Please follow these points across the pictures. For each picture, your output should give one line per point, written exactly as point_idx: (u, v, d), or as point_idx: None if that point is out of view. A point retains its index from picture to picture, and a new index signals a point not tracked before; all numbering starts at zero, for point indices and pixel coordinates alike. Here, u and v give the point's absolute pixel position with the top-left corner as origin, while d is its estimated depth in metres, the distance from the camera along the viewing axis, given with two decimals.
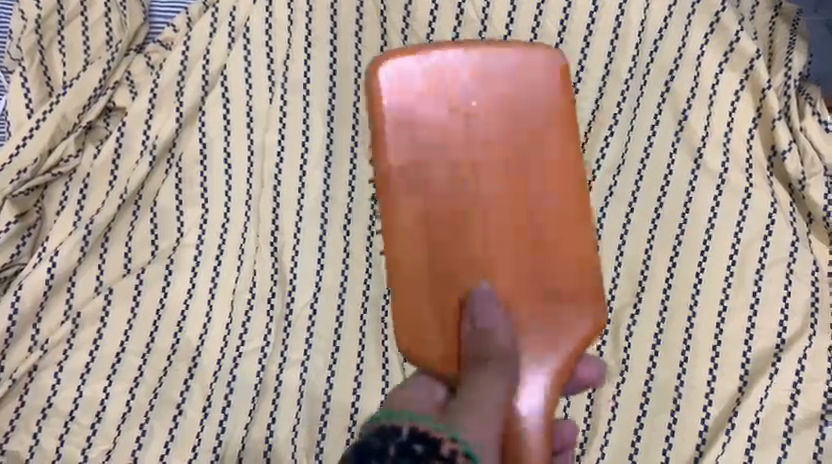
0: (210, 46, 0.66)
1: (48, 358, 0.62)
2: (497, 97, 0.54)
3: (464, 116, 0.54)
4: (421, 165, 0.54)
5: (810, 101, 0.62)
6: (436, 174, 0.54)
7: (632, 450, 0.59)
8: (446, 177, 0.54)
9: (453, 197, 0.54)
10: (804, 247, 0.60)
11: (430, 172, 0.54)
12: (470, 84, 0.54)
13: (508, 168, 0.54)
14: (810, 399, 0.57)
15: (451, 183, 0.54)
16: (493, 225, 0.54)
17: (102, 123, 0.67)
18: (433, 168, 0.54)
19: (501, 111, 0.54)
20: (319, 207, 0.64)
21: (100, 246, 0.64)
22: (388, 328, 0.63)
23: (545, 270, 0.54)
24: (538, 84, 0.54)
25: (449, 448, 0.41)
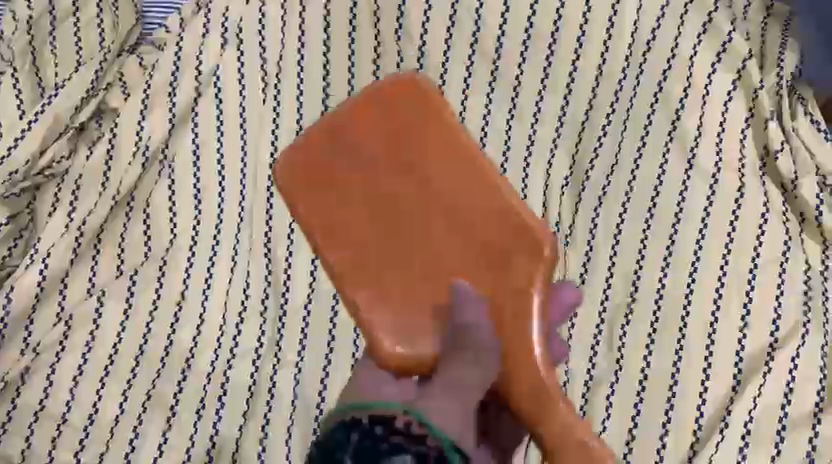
0: (203, 47, 0.66)
1: (39, 361, 0.61)
2: (363, 125, 0.46)
3: (340, 163, 0.46)
4: (326, 227, 0.45)
5: (802, 101, 0.63)
6: (361, 221, 0.45)
7: (625, 449, 0.59)
8: (354, 230, 0.45)
9: (362, 231, 0.45)
10: (796, 247, 0.60)
11: (333, 237, 0.45)
12: (332, 132, 0.46)
13: (405, 177, 0.44)
14: (802, 398, 0.57)
15: (357, 230, 0.45)
16: (423, 241, 0.44)
17: (94, 124, 0.67)
18: (336, 234, 0.45)
19: (375, 131, 0.45)
20: None
21: (93, 248, 0.63)
22: None
23: (481, 243, 0.43)
24: (390, 92, 0.46)
25: (405, 421, 0.36)
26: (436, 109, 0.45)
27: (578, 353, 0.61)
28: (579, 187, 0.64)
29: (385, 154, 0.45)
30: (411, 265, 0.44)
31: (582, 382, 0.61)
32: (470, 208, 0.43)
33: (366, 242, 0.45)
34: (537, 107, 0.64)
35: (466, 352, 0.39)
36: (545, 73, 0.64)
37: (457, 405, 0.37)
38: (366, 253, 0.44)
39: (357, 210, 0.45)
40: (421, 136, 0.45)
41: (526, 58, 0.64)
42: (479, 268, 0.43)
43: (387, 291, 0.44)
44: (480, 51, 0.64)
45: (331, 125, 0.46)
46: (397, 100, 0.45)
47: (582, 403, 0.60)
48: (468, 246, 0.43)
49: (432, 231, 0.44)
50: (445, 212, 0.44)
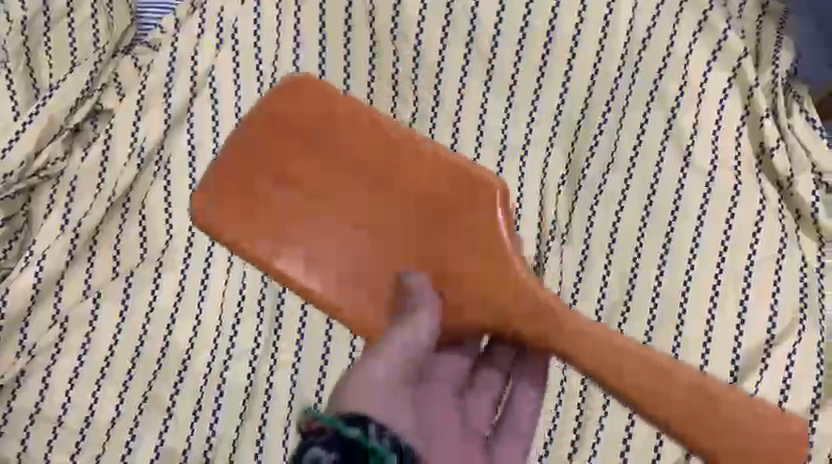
0: (198, 47, 0.66)
1: (35, 363, 0.61)
2: (279, 147, 0.52)
3: (275, 186, 0.52)
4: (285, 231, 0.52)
5: (798, 99, 0.63)
6: (311, 214, 0.51)
7: (623, 446, 0.58)
8: (309, 239, 0.51)
9: (314, 231, 0.51)
10: (793, 244, 0.60)
11: (291, 250, 0.51)
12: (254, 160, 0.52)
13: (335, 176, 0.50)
14: (798, 396, 0.58)
15: (309, 236, 0.51)
16: (369, 216, 0.50)
17: (90, 125, 0.67)
18: (291, 248, 0.51)
19: (293, 146, 0.51)
20: None
21: (89, 250, 0.63)
22: None
23: (420, 207, 0.48)
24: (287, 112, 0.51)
25: (309, 425, 0.39)
26: (340, 103, 0.50)
27: None
28: (576, 186, 0.63)
29: (311, 163, 0.51)
30: (362, 247, 0.50)
31: (578, 380, 0.59)
32: (396, 179, 0.49)
33: (320, 241, 0.51)
34: (533, 106, 0.64)
35: (417, 316, 0.46)
36: (541, 72, 0.64)
37: (369, 380, 0.42)
38: (322, 253, 0.51)
39: (302, 219, 0.51)
40: (332, 139, 0.50)
41: (522, 57, 0.64)
42: (416, 230, 0.48)
43: (347, 276, 0.50)
44: (475, 51, 0.64)
45: (252, 154, 0.52)
46: (294, 114, 0.51)
47: (579, 400, 0.59)
48: (402, 212, 0.49)
49: (370, 212, 0.50)
50: (373, 193, 0.49)
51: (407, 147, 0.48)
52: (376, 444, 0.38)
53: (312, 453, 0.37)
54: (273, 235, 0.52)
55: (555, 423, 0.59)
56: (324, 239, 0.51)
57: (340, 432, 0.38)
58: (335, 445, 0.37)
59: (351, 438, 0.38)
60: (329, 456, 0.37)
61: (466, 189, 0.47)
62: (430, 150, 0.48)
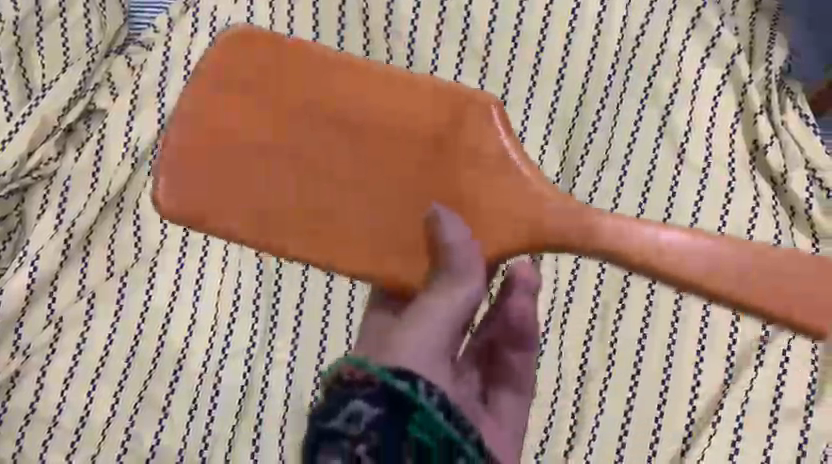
0: (192, 46, 0.66)
1: (30, 364, 0.60)
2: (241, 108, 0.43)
3: (254, 159, 0.42)
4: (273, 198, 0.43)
5: (792, 96, 0.63)
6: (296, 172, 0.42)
7: (619, 443, 0.58)
8: (315, 203, 0.43)
9: (315, 194, 0.42)
10: (786, 240, 0.60)
11: (299, 224, 0.43)
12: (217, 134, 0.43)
13: (317, 123, 0.42)
14: (795, 392, 0.57)
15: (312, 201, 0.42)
16: (367, 164, 0.42)
17: (83, 125, 0.67)
18: (295, 227, 0.43)
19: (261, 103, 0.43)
20: None
21: (82, 251, 0.63)
22: None
23: (421, 141, 0.43)
24: (230, 69, 0.43)
25: (350, 374, 0.37)
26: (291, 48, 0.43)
27: (571, 352, 0.59)
28: (570, 183, 0.63)
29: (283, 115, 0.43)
30: (374, 203, 0.42)
31: (574, 377, 0.59)
32: (382, 114, 0.42)
33: (322, 204, 0.42)
34: (527, 104, 0.63)
35: (441, 277, 0.41)
36: (536, 68, 0.63)
37: (412, 332, 0.40)
38: (332, 223, 0.43)
39: (283, 194, 0.42)
40: (297, 81, 0.43)
41: (517, 55, 0.63)
42: (427, 167, 0.43)
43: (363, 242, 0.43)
44: (469, 50, 0.64)
45: (214, 130, 0.43)
46: (239, 74, 0.43)
47: (576, 397, 0.58)
48: (414, 145, 0.42)
49: (370, 156, 0.42)
50: (356, 137, 0.42)
51: (358, 71, 0.42)
52: (424, 401, 0.37)
53: (354, 406, 0.36)
54: (273, 214, 0.43)
55: (550, 420, 0.59)
56: (328, 197, 0.42)
57: (388, 385, 0.36)
58: (381, 400, 0.36)
59: (399, 391, 0.36)
60: (372, 411, 0.36)
61: (459, 111, 0.43)
62: (402, 78, 0.43)
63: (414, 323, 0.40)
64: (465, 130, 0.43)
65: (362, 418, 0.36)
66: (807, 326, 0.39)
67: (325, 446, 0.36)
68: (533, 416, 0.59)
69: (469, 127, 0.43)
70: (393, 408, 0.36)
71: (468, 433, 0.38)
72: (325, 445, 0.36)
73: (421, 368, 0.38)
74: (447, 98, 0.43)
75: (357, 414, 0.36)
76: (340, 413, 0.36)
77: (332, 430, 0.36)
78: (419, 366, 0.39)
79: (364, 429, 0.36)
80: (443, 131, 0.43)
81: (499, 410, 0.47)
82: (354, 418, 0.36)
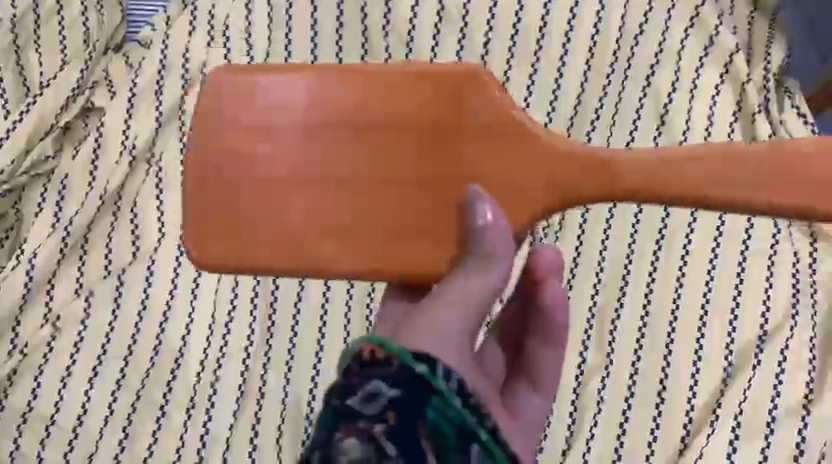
0: (189, 44, 0.66)
1: (27, 362, 0.60)
2: (228, 145, 0.39)
3: (254, 185, 0.38)
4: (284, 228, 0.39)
5: (789, 95, 0.63)
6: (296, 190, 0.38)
7: (617, 442, 0.57)
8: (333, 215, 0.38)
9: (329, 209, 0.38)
10: (786, 239, 0.59)
11: (322, 243, 0.38)
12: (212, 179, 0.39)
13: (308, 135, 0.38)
14: (793, 388, 0.56)
15: (327, 215, 0.38)
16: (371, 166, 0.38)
17: (81, 123, 0.66)
18: (320, 246, 0.39)
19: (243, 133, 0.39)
20: None
21: (80, 249, 0.63)
22: (372, 314, 0.61)
23: (423, 132, 0.38)
24: (201, 116, 0.39)
25: (370, 352, 0.33)
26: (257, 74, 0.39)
27: (569, 353, 0.59)
28: None
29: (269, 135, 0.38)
30: (391, 208, 0.38)
31: (572, 376, 0.58)
32: (372, 108, 0.38)
33: (338, 215, 0.38)
34: (526, 101, 0.63)
35: (466, 263, 0.36)
36: (535, 67, 0.63)
37: (437, 320, 0.35)
38: (354, 235, 0.38)
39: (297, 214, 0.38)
40: (269, 95, 0.39)
41: (515, 53, 0.63)
42: (432, 163, 0.38)
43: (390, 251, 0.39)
44: (467, 49, 0.63)
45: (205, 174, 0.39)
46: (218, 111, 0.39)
47: (574, 396, 0.58)
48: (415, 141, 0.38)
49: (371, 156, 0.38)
50: (357, 133, 0.38)
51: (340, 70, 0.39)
52: (446, 389, 0.33)
53: (373, 385, 0.32)
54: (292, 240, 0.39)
55: (549, 420, 0.58)
56: (343, 209, 0.38)
57: (409, 368, 0.33)
58: (403, 381, 0.32)
59: (419, 374, 0.33)
60: (390, 392, 0.32)
61: (451, 95, 0.38)
62: (385, 66, 0.38)
63: (439, 318, 0.35)
64: (465, 114, 0.38)
65: (381, 398, 0.32)
66: (819, 211, 0.35)
67: (337, 429, 0.32)
68: None
69: (468, 114, 0.38)
70: (416, 391, 0.32)
71: (493, 428, 0.34)
72: (338, 428, 0.32)
73: (446, 358, 0.34)
74: (434, 83, 0.38)
75: (377, 393, 0.32)
76: (357, 392, 0.33)
77: (347, 411, 0.32)
78: (443, 356, 0.34)
79: (382, 412, 0.32)
80: (443, 117, 0.38)
81: (517, 410, 0.43)
82: (373, 399, 0.32)
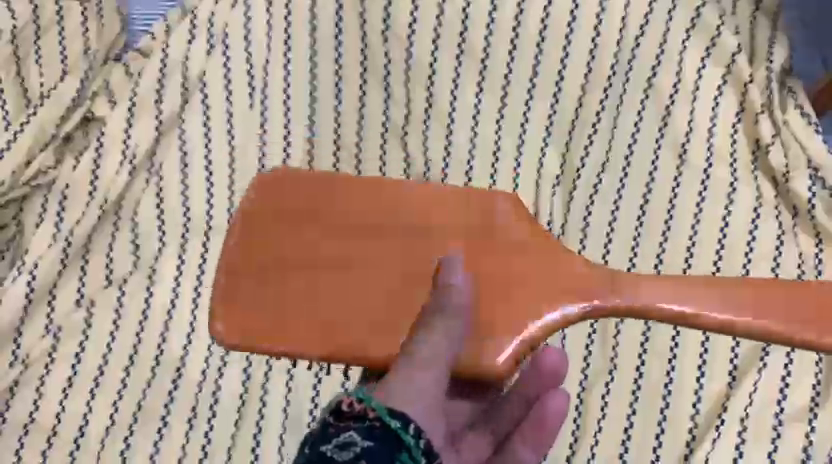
0: (189, 54, 0.66)
1: (29, 373, 0.60)
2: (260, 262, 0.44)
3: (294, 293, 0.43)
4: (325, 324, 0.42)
5: (793, 95, 0.62)
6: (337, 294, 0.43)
7: (621, 449, 0.56)
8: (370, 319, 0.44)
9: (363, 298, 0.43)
10: (789, 242, 0.58)
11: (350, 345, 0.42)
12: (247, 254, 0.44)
13: (354, 228, 0.44)
14: (799, 393, 0.55)
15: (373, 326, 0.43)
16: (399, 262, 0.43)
17: (80, 135, 0.66)
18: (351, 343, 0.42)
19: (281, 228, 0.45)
20: None
21: (81, 259, 0.63)
22: None
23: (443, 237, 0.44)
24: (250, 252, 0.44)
25: (348, 403, 0.33)
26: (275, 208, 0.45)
27: (571, 361, 0.58)
28: (570, 185, 0.62)
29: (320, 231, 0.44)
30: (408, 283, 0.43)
31: (576, 382, 0.57)
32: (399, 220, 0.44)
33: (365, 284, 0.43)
34: (526, 107, 0.63)
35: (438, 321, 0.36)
36: (535, 71, 0.62)
37: (413, 377, 0.35)
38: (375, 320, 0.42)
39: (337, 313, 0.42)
40: (292, 216, 0.45)
41: (514, 57, 0.62)
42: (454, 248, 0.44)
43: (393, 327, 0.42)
44: (468, 53, 0.63)
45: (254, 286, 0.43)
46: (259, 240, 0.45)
47: (577, 402, 0.57)
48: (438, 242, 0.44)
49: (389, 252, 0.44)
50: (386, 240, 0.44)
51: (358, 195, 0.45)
52: (416, 446, 0.32)
53: (347, 435, 0.32)
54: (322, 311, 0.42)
55: None
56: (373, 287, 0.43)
57: (384, 422, 0.32)
58: (378, 433, 0.32)
59: (393, 431, 0.32)
60: (364, 444, 0.32)
61: (475, 207, 0.45)
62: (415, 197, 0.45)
63: (410, 365, 0.35)
64: (478, 216, 0.45)
65: (355, 447, 0.32)
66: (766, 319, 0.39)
67: None
68: None
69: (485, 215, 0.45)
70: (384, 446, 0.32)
71: None
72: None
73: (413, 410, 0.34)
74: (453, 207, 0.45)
75: (349, 441, 0.32)
76: (332, 440, 0.32)
77: (320, 457, 0.32)
78: (412, 409, 0.34)
79: (353, 461, 0.31)
80: (474, 226, 0.45)
81: None
82: (347, 447, 0.32)
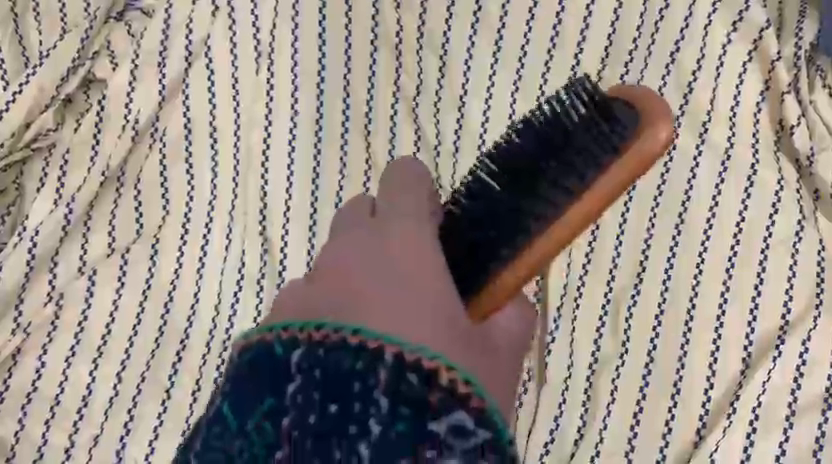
0: (193, 15, 0.64)
1: (31, 341, 0.58)
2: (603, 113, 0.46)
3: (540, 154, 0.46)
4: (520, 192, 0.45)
5: (821, 73, 0.60)
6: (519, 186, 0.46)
7: (631, 433, 0.54)
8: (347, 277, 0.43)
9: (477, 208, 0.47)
10: (810, 227, 0.57)
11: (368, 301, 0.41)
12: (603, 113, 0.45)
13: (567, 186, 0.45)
14: (812, 383, 0.53)
15: (330, 269, 0.45)
16: None
17: (82, 96, 0.64)
18: (398, 315, 0.41)
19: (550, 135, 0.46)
20: (310, 171, 0.61)
21: (82, 226, 0.61)
22: None
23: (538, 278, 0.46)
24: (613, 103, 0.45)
25: (449, 377, 0.39)
26: None
27: (583, 341, 0.56)
28: None
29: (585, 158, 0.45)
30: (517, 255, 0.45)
31: (586, 365, 0.56)
32: None
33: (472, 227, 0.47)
34: (543, 79, 0.61)
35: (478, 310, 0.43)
36: (552, 42, 0.61)
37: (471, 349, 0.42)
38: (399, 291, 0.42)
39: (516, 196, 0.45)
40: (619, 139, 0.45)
41: (532, 26, 0.61)
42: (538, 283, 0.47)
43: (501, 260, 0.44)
44: (484, 21, 0.62)
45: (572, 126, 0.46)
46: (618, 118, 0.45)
47: (586, 384, 0.56)
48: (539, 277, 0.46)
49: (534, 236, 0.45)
50: None
51: None
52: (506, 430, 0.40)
53: (457, 416, 0.39)
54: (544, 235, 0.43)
55: (561, 408, 0.56)
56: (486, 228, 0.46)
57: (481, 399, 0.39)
58: (483, 418, 0.39)
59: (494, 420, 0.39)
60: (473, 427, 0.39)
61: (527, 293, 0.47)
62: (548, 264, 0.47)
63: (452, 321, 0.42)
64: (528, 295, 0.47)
65: (467, 430, 0.39)
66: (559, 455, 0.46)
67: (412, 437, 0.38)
68: (543, 402, 0.56)
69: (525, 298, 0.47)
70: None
71: None
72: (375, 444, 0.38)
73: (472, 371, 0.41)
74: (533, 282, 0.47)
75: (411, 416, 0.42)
76: (440, 419, 0.38)
77: (425, 428, 0.38)
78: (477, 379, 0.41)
79: (465, 439, 0.39)
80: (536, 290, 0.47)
81: None
82: (456, 426, 0.39)
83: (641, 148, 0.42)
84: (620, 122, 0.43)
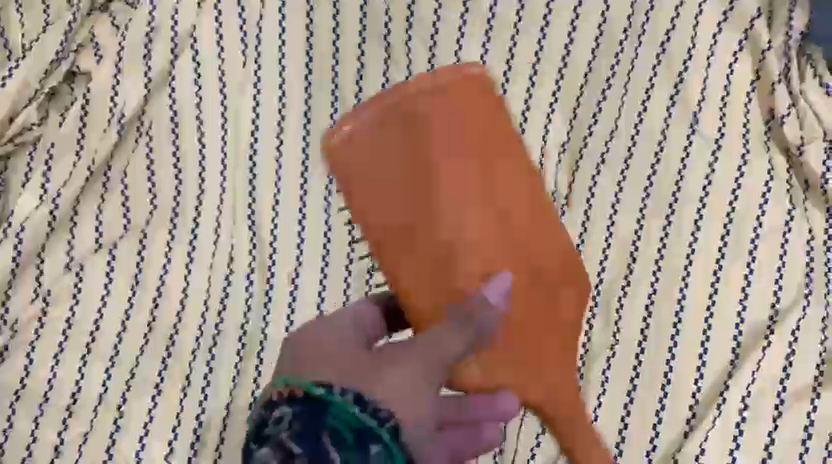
0: (179, 7, 0.63)
1: (18, 338, 0.57)
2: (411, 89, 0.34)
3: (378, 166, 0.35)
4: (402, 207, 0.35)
5: (812, 64, 0.60)
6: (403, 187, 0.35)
7: (622, 425, 0.54)
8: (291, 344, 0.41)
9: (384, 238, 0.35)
10: (800, 217, 0.57)
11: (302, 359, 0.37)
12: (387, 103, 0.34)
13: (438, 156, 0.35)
14: (802, 372, 0.54)
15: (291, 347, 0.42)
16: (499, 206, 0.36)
17: (67, 88, 0.63)
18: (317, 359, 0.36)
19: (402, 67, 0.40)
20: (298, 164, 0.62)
21: (69, 221, 0.60)
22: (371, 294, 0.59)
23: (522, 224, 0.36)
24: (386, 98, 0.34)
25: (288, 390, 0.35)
26: (450, 91, 0.35)
27: None
28: (576, 155, 0.60)
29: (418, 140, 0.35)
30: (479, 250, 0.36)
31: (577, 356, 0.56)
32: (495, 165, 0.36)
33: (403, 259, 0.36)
34: (534, 70, 0.61)
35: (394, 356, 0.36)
36: (543, 32, 0.61)
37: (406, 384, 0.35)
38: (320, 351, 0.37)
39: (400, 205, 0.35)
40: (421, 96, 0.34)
41: (523, 16, 0.61)
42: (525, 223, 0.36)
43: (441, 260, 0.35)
44: (473, 11, 0.62)
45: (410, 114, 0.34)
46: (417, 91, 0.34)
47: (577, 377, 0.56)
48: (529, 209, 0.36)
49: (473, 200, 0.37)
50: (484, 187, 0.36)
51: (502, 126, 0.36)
52: (343, 402, 0.34)
53: (278, 410, 0.35)
54: (481, 213, 0.36)
55: None
56: (471, 218, 0.35)
57: (309, 391, 0.34)
58: (300, 399, 0.34)
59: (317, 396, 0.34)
60: (293, 409, 0.34)
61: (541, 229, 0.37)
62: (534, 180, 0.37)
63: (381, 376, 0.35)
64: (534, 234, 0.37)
65: (286, 414, 0.34)
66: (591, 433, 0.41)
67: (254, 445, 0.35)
68: None
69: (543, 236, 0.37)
70: (390, 452, 0.33)
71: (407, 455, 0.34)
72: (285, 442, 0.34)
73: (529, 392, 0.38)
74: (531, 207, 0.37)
75: (311, 431, 0.33)
76: (269, 419, 0.35)
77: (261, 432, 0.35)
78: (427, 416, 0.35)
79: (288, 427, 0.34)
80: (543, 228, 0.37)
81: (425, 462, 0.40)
82: (279, 421, 0.34)
83: (393, 120, 0.34)
84: (385, 101, 0.34)
